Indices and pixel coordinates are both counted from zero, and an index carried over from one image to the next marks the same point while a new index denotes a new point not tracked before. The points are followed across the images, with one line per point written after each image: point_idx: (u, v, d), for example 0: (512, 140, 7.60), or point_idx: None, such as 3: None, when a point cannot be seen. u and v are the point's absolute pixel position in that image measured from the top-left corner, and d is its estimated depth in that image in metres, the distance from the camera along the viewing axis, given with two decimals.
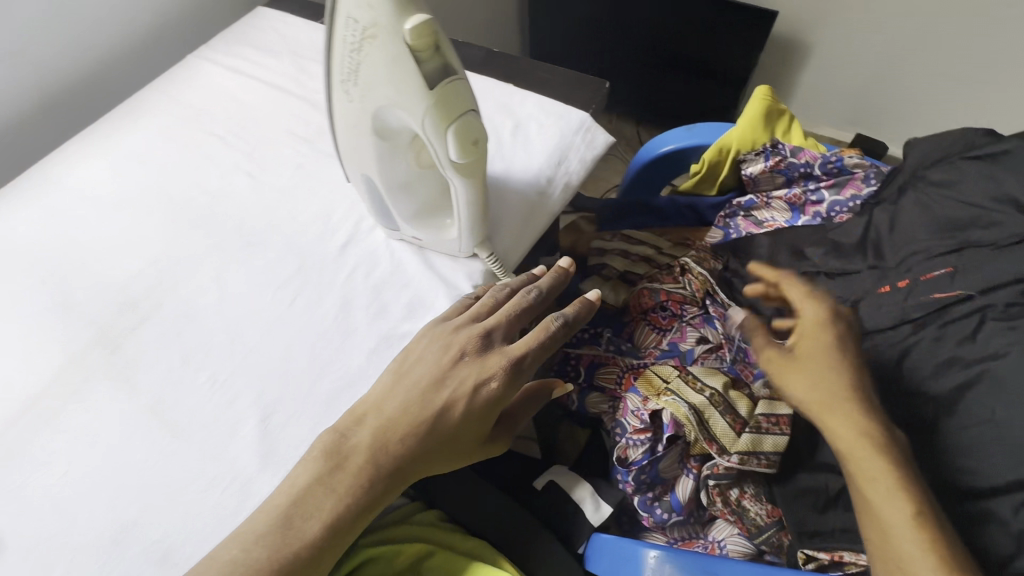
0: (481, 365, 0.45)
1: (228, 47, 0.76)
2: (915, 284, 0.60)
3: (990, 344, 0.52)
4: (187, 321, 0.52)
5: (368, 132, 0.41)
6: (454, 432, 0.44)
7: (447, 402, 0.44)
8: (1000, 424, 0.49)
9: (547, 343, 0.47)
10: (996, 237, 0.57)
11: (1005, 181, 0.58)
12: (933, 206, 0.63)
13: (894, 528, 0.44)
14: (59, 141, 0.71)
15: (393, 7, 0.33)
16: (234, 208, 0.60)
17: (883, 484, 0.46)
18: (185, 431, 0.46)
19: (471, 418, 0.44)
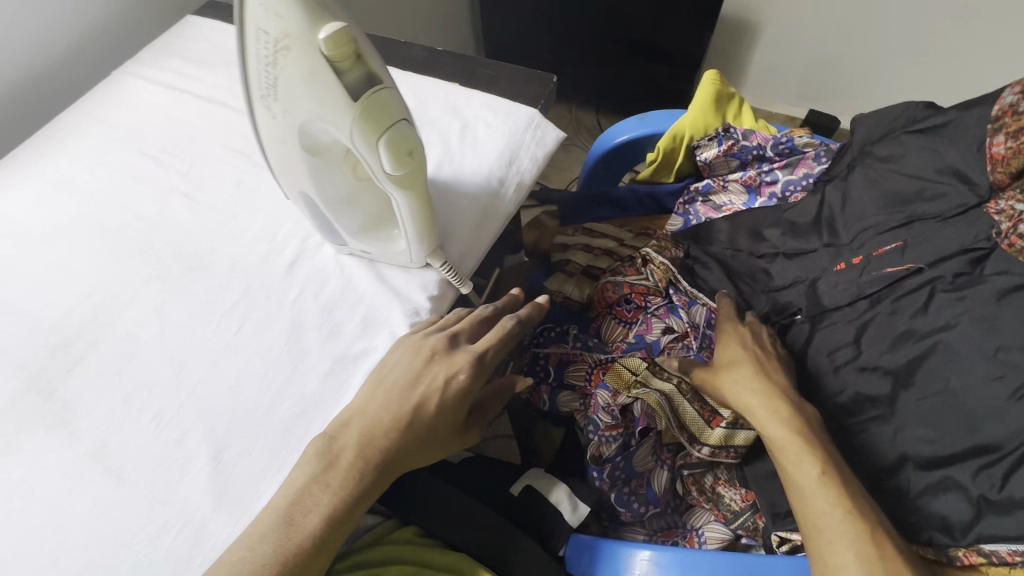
0: (449, 363, 0.45)
1: (156, 59, 0.72)
2: (868, 260, 0.61)
3: (941, 315, 0.53)
4: (126, 358, 0.49)
5: (297, 148, 0.39)
6: (430, 428, 0.44)
7: (420, 401, 0.44)
8: (954, 393, 0.50)
9: (509, 337, 0.47)
10: (941, 209, 0.58)
11: (946, 152, 0.59)
12: (881, 180, 0.63)
13: (807, 490, 0.47)
14: None
15: (305, 16, 0.31)
16: (172, 232, 0.57)
17: (793, 452, 0.50)
18: (131, 476, 0.43)
19: (444, 413, 0.44)
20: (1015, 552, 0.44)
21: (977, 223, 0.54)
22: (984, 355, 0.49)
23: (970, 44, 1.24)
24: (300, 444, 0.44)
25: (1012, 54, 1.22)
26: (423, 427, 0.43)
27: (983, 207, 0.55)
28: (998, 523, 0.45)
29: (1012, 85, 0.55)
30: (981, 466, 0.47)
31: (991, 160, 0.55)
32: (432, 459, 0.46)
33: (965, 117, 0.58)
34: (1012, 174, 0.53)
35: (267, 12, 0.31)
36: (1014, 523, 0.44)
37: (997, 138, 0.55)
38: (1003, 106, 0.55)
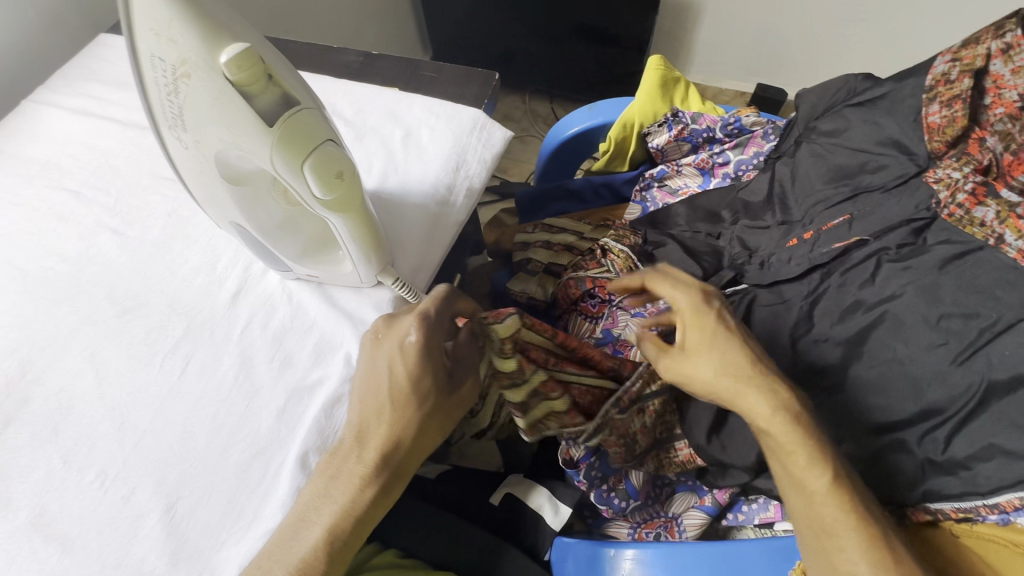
0: (395, 333, 0.44)
1: (70, 84, 0.67)
2: (819, 235, 0.61)
3: (888, 285, 0.53)
4: (64, 414, 0.46)
5: (218, 180, 0.36)
6: (411, 399, 0.44)
7: (393, 374, 0.43)
8: (901, 361, 0.50)
9: (445, 299, 0.46)
10: (884, 180, 0.59)
11: (885, 124, 0.60)
12: (827, 155, 0.63)
13: (814, 498, 0.43)
14: None
15: (200, 39, 0.28)
16: (102, 272, 0.53)
17: (803, 451, 0.44)
18: (77, 545, 0.40)
19: (418, 378, 0.44)
20: (959, 509, 0.46)
21: (921, 193, 0.55)
22: (928, 322, 0.50)
23: (901, 11, 1.27)
24: (258, 488, 0.42)
25: (939, 20, 1.27)
26: (405, 398, 0.43)
27: (923, 175, 0.56)
28: (944, 483, 0.46)
29: (942, 54, 0.56)
30: (927, 431, 0.48)
31: (928, 129, 0.56)
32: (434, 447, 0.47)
33: (901, 88, 0.59)
34: (948, 142, 0.54)
35: (161, 37, 0.29)
36: (958, 482, 0.46)
37: (932, 108, 0.56)
38: (935, 75, 0.56)
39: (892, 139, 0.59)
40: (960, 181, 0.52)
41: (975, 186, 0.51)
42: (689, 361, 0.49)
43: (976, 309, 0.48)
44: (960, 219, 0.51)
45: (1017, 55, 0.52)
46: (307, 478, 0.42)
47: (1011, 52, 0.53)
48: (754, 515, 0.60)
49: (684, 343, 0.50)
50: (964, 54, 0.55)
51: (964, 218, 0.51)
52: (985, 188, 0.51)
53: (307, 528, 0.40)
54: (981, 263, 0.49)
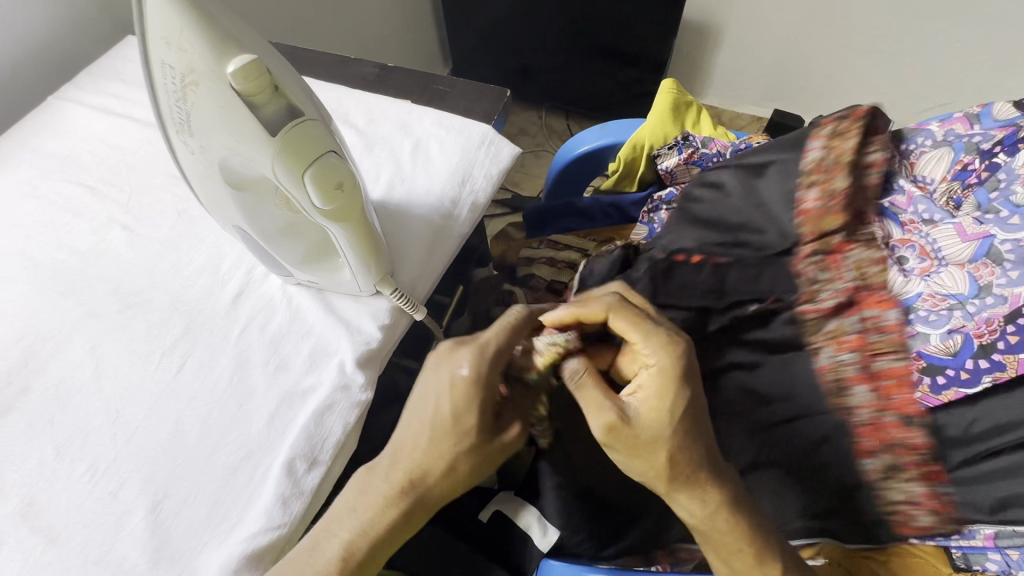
0: (451, 361, 0.43)
1: (94, 83, 0.69)
2: (705, 264, 0.58)
3: (746, 354, 0.57)
4: (60, 405, 0.46)
5: (223, 184, 0.37)
6: (448, 428, 0.42)
7: (450, 411, 0.42)
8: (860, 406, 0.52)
9: (510, 332, 0.45)
10: (760, 245, 0.59)
11: (768, 198, 0.60)
12: (691, 205, 0.63)
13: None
14: None
15: (210, 50, 0.29)
16: (109, 267, 0.54)
17: (747, 548, 0.41)
18: (62, 537, 0.41)
19: (462, 414, 0.42)
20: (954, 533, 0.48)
21: (779, 272, 0.57)
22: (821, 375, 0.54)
23: (924, 41, 1.26)
24: (243, 490, 0.42)
25: (963, 52, 1.25)
26: (447, 434, 0.42)
27: (792, 258, 0.58)
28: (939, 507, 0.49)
29: (818, 140, 0.58)
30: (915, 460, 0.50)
31: (805, 212, 0.57)
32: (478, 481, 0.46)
33: (789, 163, 0.59)
34: (820, 231, 0.56)
35: (171, 45, 0.29)
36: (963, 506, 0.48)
37: (810, 194, 0.57)
38: (813, 161, 0.58)
39: (765, 209, 0.60)
40: (818, 286, 0.56)
41: (847, 291, 0.54)
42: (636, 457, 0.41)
43: (794, 392, 0.55)
44: (813, 322, 0.55)
45: (873, 172, 0.57)
46: (293, 484, 0.42)
47: (867, 166, 0.57)
48: None
49: (632, 425, 0.40)
50: (836, 148, 0.57)
51: (814, 321, 0.55)
52: (853, 300, 0.54)
53: (327, 539, 0.42)
54: (797, 360, 0.56)
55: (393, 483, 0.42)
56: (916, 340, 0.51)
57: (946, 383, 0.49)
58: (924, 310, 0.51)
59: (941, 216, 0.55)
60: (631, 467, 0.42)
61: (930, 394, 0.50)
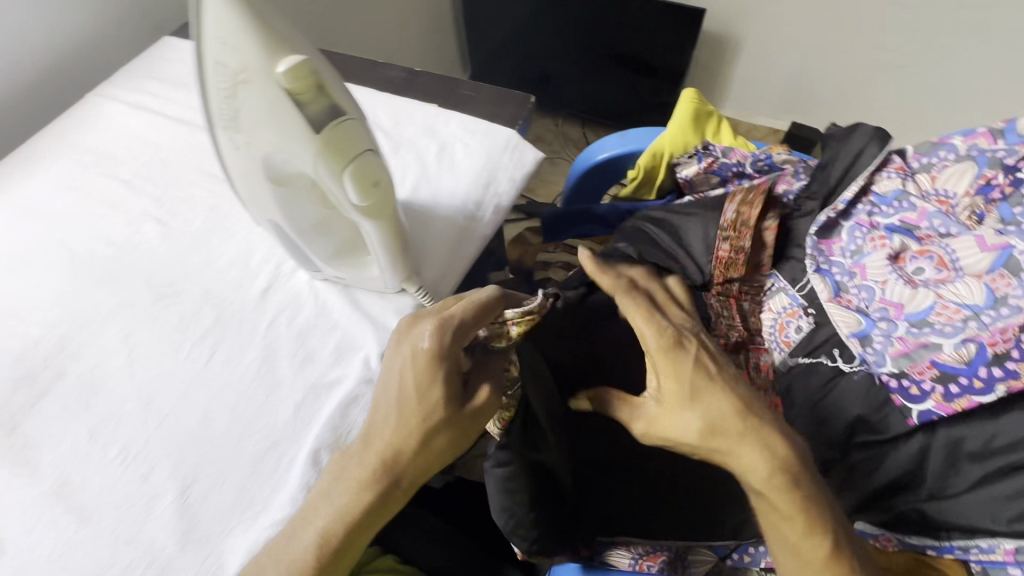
0: (413, 335, 0.41)
1: (131, 81, 0.71)
2: None
3: None
4: (94, 390, 0.48)
5: (263, 180, 0.38)
6: (409, 410, 0.39)
7: (413, 386, 0.40)
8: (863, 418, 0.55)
9: (479, 306, 0.41)
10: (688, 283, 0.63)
11: (693, 243, 0.64)
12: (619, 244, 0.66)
13: (811, 567, 0.40)
14: None
15: (264, 50, 0.30)
16: (143, 258, 0.56)
17: (801, 524, 0.40)
18: (94, 517, 0.42)
19: (427, 390, 0.39)
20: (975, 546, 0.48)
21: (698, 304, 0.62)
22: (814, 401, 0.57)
23: (945, 56, 1.26)
24: (269, 478, 0.43)
25: (985, 68, 1.25)
26: (414, 411, 0.39)
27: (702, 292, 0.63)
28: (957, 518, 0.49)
29: (732, 201, 0.63)
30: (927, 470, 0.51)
31: (719, 259, 0.63)
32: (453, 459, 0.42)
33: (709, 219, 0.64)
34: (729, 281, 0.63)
35: (225, 45, 0.31)
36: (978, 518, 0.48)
37: (723, 245, 0.63)
38: (728, 217, 0.63)
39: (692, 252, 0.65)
40: (723, 323, 0.61)
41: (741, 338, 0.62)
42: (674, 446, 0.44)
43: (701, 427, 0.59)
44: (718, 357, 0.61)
45: (767, 231, 0.64)
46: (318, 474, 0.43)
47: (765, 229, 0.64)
48: (762, 558, 0.56)
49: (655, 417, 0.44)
50: (745, 209, 0.63)
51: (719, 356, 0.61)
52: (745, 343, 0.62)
53: (304, 526, 0.39)
54: None
55: (368, 468, 0.39)
56: (928, 350, 0.52)
57: (960, 393, 0.50)
58: (938, 323, 0.52)
59: (959, 229, 0.56)
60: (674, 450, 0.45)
61: (943, 403, 0.50)
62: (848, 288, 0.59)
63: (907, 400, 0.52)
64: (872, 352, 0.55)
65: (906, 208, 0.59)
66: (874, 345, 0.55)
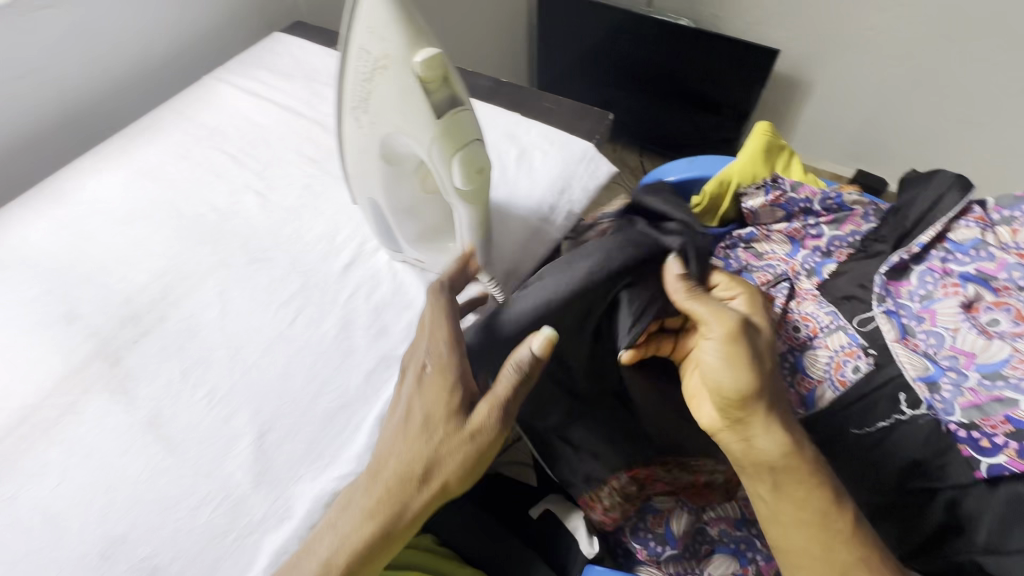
0: (415, 365, 0.44)
1: (244, 68, 0.79)
2: None
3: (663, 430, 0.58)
4: (189, 336, 0.53)
5: (376, 158, 0.42)
6: (414, 437, 0.41)
7: (426, 410, 0.42)
8: (918, 462, 0.54)
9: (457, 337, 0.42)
10: None
11: None
12: None
13: (835, 530, 0.44)
14: (89, 144, 0.75)
15: (405, 40, 0.34)
16: (241, 225, 0.61)
17: (823, 489, 0.45)
18: (179, 447, 0.46)
19: (431, 419, 0.41)
20: None
21: None
22: (869, 443, 0.57)
23: None
24: (338, 435, 0.46)
25: None
26: (420, 439, 0.41)
27: None
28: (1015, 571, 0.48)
29: None
30: (984, 521, 0.51)
31: None
32: (472, 482, 0.44)
33: None
34: None
35: (373, 34, 0.35)
36: None
37: None
38: None
39: None
40: None
41: None
42: (741, 378, 0.45)
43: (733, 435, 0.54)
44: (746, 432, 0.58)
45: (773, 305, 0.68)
46: None
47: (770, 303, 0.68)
48: None
49: (734, 348, 0.46)
50: None
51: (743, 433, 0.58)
52: None
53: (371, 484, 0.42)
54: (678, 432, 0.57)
55: (375, 498, 0.41)
56: (1002, 405, 0.51)
57: None
58: (1013, 377, 0.52)
59: None
60: (729, 387, 0.45)
61: (1016, 459, 0.50)
62: (915, 332, 0.59)
63: (977, 452, 0.52)
64: (940, 400, 0.54)
65: (983, 258, 0.59)
66: (943, 393, 0.54)
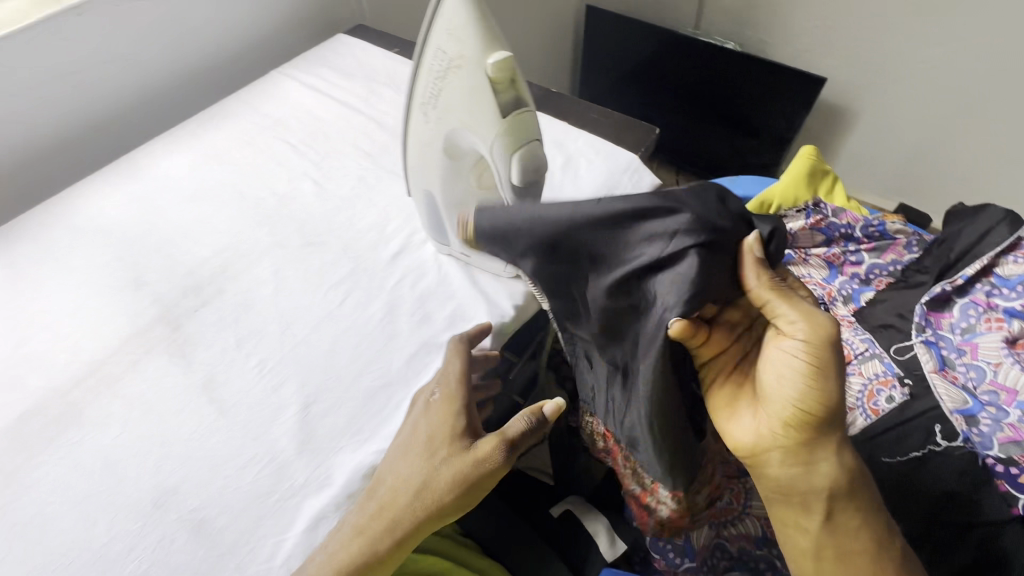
0: (425, 392, 0.48)
1: (308, 65, 0.83)
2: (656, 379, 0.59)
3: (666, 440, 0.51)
4: (245, 310, 0.56)
5: (439, 152, 0.45)
6: (417, 455, 0.44)
7: (429, 432, 0.45)
8: (953, 494, 0.53)
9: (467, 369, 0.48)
10: None
11: None
12: None
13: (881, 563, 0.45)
14: (163, 128, 0.80)
15: (479, 44, 0.39)
16: (298, 211, 0.65)
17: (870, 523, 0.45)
18: (230, 410, 0.49)
19: (434, 438, 0.44)
20: None
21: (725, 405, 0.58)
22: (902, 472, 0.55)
23: None
24: (379, 412, 0.48)
25: None
26: (423, 453, 0.44)
27: None
28: None
29: None
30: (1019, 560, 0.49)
31: None
32: (453, 518, 0.45)
33: None
34: None
35: (451, 36, 0.40)
36: None
37: None
38: None
39: None
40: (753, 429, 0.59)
41: None
42: (824, 398, 0.42)
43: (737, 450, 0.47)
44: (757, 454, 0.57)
45: None
46: None
47: None
48: None
49: (818, 365, 0.41)
50: None
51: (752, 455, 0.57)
52: None
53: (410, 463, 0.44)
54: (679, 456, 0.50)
55: (368, 514, 0.43)
56: None
57: None
58: None
59: None
60: (810, 406, 0.42)
61: None
62: (955, 364, 0.58)
63: (1015, 488, 0.51)
64: (977, 433, 0.53)
65: None
66: (981, 426, 0.53)
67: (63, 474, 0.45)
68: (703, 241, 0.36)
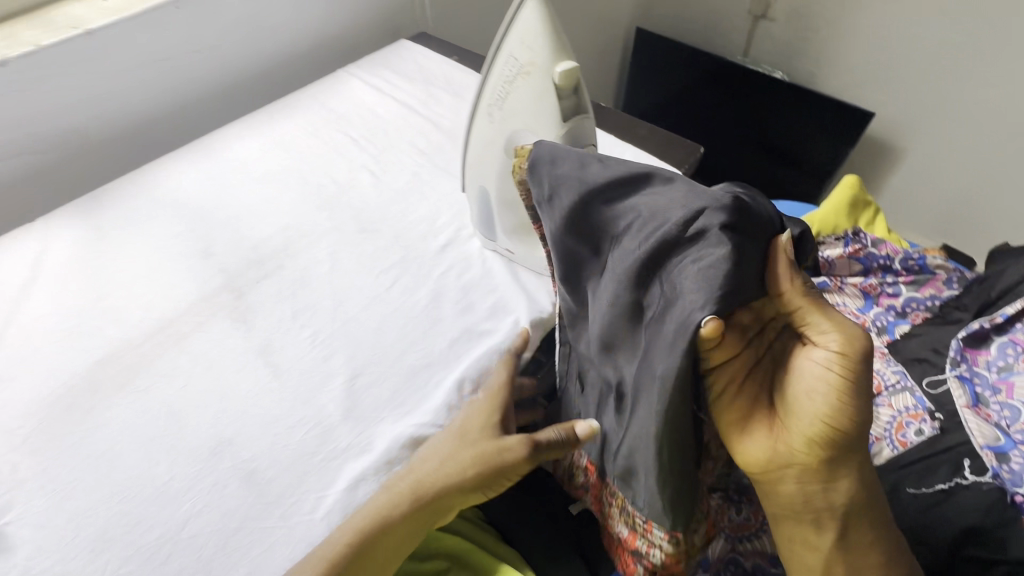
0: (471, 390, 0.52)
1: (373, 67, 0.89)
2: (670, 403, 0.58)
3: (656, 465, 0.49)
4: (301, 286, 0.60)
5: (497, 152, 0.50)
6: (453, 436, 0.47)
7: (465, 420, 0.48)
8: (975, 529, 0.52)
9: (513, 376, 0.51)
10: None
11: None
12: None
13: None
14: (236, 115, 0.87)
15: (549, 55, 0.44)
16: (355, 199, 0.69)
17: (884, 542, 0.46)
18: (283, 375, 0.53)
19: (472, 424, 0.47)
20: None
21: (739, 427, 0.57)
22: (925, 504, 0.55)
23: None
24: (420, 389, 0.52)
25: None
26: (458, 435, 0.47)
27: None
28: None
29: None
30: None
31: None
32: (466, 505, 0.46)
33: None
34: None
35: (524, 47, 0.45)
36: None
37: None
38: None
39: None
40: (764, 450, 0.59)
41: None
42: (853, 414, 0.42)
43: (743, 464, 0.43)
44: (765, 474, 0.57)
45: None
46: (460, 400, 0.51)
47: None
48: None
49: (847, 379, 0.41)
50: None
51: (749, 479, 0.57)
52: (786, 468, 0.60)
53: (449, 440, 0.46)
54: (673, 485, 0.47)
55: (399, 474, 0.46)
56: None
57: None
58: None
59: None
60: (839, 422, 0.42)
61: None
62: (989, 402, 0.59)
63: None
64: (1008, 470, 0.54)
65: None
66: (1012, 464, 0.54)
67: (131, 417, 0.50)
68: (733, 231, 0.36)
